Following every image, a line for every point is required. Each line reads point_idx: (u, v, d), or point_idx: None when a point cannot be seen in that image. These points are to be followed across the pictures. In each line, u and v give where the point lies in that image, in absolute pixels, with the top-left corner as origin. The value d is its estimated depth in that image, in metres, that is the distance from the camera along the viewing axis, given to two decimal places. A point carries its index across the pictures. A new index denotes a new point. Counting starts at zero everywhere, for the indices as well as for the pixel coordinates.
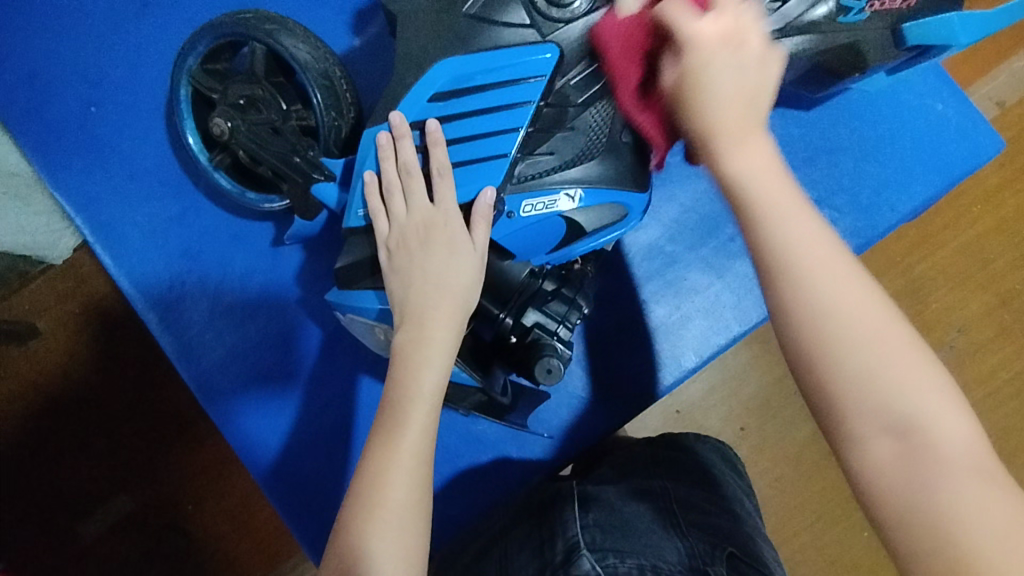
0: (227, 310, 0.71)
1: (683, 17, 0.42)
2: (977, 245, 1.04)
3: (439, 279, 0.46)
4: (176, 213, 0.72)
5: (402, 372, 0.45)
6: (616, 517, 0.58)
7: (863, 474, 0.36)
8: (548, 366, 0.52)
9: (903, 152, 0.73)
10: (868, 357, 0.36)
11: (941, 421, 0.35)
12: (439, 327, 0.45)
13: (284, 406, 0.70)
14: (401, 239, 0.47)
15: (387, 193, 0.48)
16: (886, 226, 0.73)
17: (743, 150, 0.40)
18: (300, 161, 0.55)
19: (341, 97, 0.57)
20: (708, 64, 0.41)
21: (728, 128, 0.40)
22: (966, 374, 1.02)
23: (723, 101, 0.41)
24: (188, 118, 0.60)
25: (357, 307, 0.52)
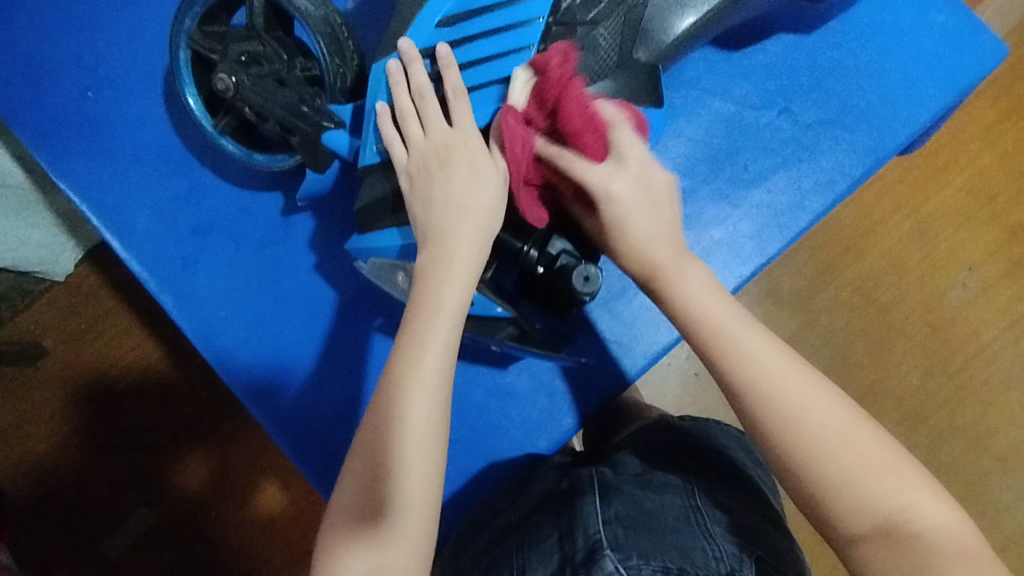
0: (241, 286, 0.70)
1: (588, 169, 0.47)
2: (981, 181, 1.04)
3: (459, 199, 0.46)
4: (183, 191, 0.71)
5: (424, 289, 0.45)
6: (639, 509, 0.57)
7: (855, 562, 0.45)
8: (586, 272, 0.52)
9: (910, 66, 0.73)
10: (840, 465, 0.45)
11: (913, 506, 0.44)
12: (461, 245, 0.45)
13: (305, 380, 0.70)
14: (419, 164, 0.47)
15: (400, 121, 0.48)
16: (896, 142, 0.72)
17: (692, 286, 0.49)
18: (309, 109, 0.54)
19: (344, 44, 0.56)
20: (625, 214, 0.49)
21: (669, 266, 0.49)
22: (979, 312, 1.03)
23: (648, 242, 0.49)
24: (189, 81, 0.59)
25: (380, 247, 0.52)
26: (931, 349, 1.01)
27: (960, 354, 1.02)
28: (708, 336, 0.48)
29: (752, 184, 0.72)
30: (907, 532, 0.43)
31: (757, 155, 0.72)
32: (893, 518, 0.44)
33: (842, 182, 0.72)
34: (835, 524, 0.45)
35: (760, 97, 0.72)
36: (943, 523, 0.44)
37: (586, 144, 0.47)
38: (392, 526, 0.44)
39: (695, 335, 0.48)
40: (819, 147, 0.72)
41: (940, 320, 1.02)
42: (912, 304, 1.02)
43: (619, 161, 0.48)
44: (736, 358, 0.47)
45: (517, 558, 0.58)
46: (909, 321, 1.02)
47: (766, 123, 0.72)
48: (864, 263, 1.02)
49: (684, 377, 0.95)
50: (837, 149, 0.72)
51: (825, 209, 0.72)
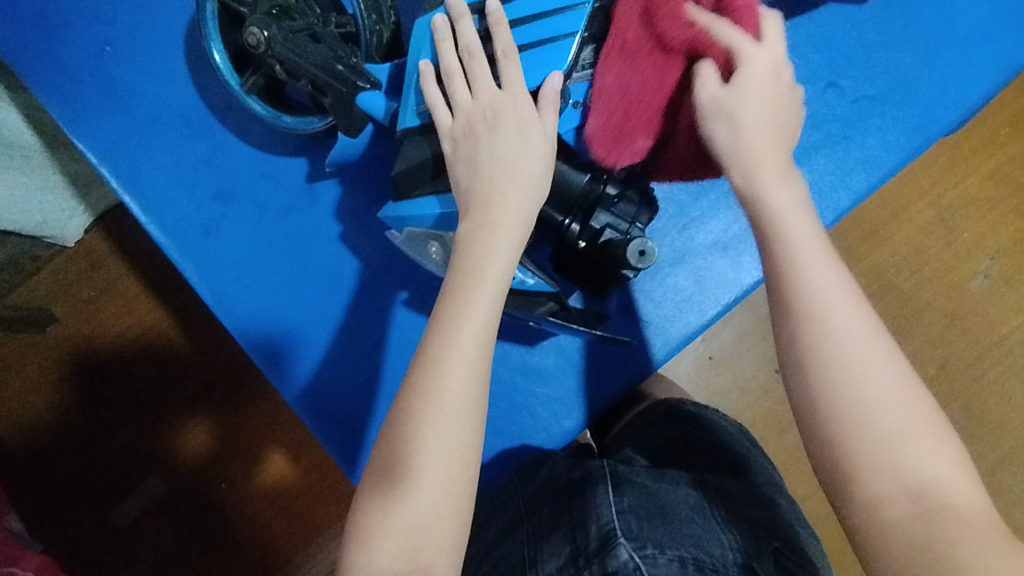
0: (263, 255, 0.68)
1: (730, 34, 0.45)
2: (1011, 167, 1.01)
3: (507, 165, 0.43)
4: (204, 154, 0.68)
5: (467, 259, 0.43)
6: (654, 501, 0.57)
7: (866, 521, 0.39)
8: (641, 246, 0.48)
9: (963, 42, 0.70)
10: (881, 409, 0.40)
11: (951, 481, 0.39)
12: (507, 213, 0.43)
13: (327, 353, 0.68)
14: (465, 127, 0.44)
15: (447, 80, 0.45)
16: (948, 121, 0.70)
17: (782, 200, 0.45)
18: (343, 67, 0.52)
19: (380, 1, 0.54)
20: (754, 86, 0.45)
21: (766, 167, 0.45)
22: (1001, 302, 1.01)
23: (759, 130, 0.45)
24: (215, 36, 0.56)
25: (416, 215, 0.49)
26: (950, 339, 1.00)
27: (980, 345, 1.00)
28: (776, 244, 0.44)
29: (796, 161, 0.69)
30: (944, 513, 0.38)
31: (800, 132, 0.69)
32: (929, 493, 0.38)
33: (887, 162, 0.70)
34: (860, 482, 0.40)
35: (805, 71, 0.69)
36: (980, 512, 0.39)
37: (741, 17, 0.45)
38: (421, 506, 0.42)
39: (767, 242, 0.45)
40: (866, 125, 0.70)
41: (962, 309, 1.00)
42: (936, 292, 1.00)
43: (769, 44, 0.46)
44: (799, 281, 0.43)
45: (529, 549, 0.57)
46: (930, 310, 1.00)
47: (812, 97, 0.69)
48: (888, 249, 1.00)
49: (700, 362, 0.93)
50: (882, 128, 0.70)
51: (869, 190, 0.70)
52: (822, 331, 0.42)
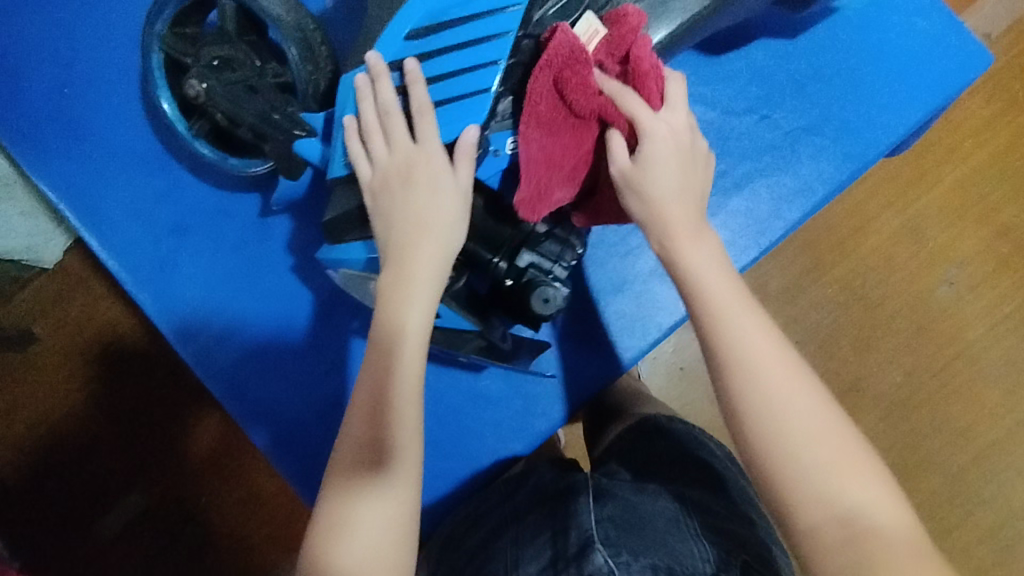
0: (219, 287, 0.71)
1: (634, 105, 0.48)
2: (972, 179, 1.04)
3: (421, 219, 0.46)
4: (160, 191, 0.70)
5: (385, 306, 0.46)
6: (632, 512, 0.58)
7: (809, 551, 0.44)
8: (545, 296, 0.52)
9: (894, 73, 0.72)
10: (803, 443, 0.45)
11: (872, 504, 0.44)
12: (423, 264, 0.46)
13: (286, 380, 0.70)
14: (382, 182, 0.47)
15: (366, 137, 0.48)
16: (879, 149, 0.71)
17: (699, 257, 0.50)
18: (280, 116, 0.54)
19: (316, 50, 0.55)
20: (660, 155, 0.49)
21: (682, 230, 0.50)
22: (967, 310, 1.03)
23: (670, 198, 0.50)
24: (162, 85, 0.59)
25: (346, 259, 0.52)
26: (917, 347, 1.02)
27: (947, 352, 1.03)
28: (695, 297, 0.49)
29: (732, 190, 0.72)
30: (866, 535, 0.42)
31: (735, 162, 0.72)
32: (855, 516, 0.43)
33: (820, 189, 0.72)
34: (796, 515, 0.44)
35: (738, 101, 0.72)
36: (903, 526, 0.43)
37: (644, 85, 0.49)
38: (361, 549, 0.43)
39: (688, 294, 0.49)
40: (799, 154, 0.72)
41: (929, 317, 1.03)
42: (901, 302, 1.03)
43: (671, 109, 0.50)
44: (720, 326, 0.48)
45: (512, 551, 0.59)
46: (896, 318, 1.03)
47: (746, 128, 0.72)
48: (854, 260, 1.03)
49: (670, 372, 0.96)
50: (815, 157, 0.72)
51: (805, 217, 0.72)
52: (750, 379, 0.46)
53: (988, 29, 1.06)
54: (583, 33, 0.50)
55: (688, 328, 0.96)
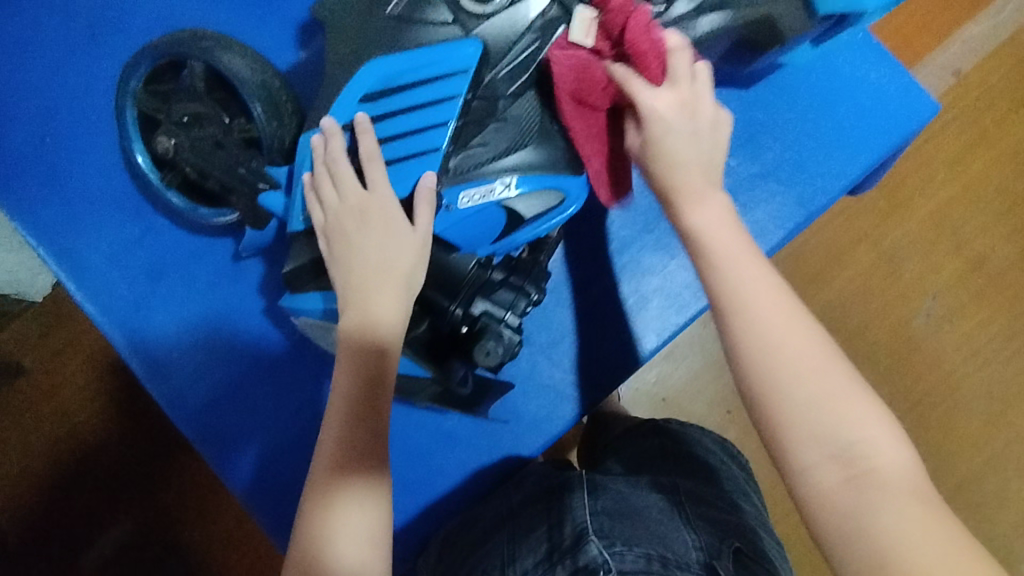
0: (195, 327, 0.72)
1: (641, 91, 0.51)
2: (944, 212, 1.07)
3: (380, 261, 0.50)
4: (137, 235, 0.73)
5: (351, 340, 0.49)
6: (625, 504, 0.61)
7: (806, 492, 0.45)
8: (486, 349, 0.54)
9: (844, 121, 0.75)
10: (802, 386, 0.45)
11: (874, 443, 0.44)
12: (385, 300, 0.49)
13: (258, 418, 0.72)
14: (338, 228, 0.50)
15: (322, 189, 0.51)
16: (830, 194, 0.74)
17: (706, 211, 0.51)
18: (245, 171, 0.56)
19: (281, 107, 0.58)
20: (666, 133, 0.51)
21: (688, 190, 0.51)
22: (943, 340, 1.05)
23: (679, 164, 0.51)
24: (136, 138, 0.61)
25: (303, 309, 0.54)
26: (898, 377, 1.04)
27: (924, 383, 1.04)
28: (698, 248, 0.51)
29: None
30: (866, 476, 0.43)
31: None
32: (856, 457, 0.44)
33: (777, 232, 0.74)
34: (794, 455, 0.45)
35: None
36: (902, 468, 0.44)
37: (648, 62, 0.51)
38: (337, 541, 0.46)
39: (693, 249, 0.51)
40: (755, 199, 0.74)
41: (908, 346, 1.04)
42: (884, 331, 1.05)
43: (674, 83, 0.51)
44: (722, 274, 0.49)
45: (508, 548, 0.61)
46: (873, 347, 1.04)
47: None
48: (831, 291, 1.04)
49: (653, 403, 0.99)
50: (771, 201, 0.74)
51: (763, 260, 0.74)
52: (748, 327, 0.47)
53: (957, 67, 1.08)
54: (578, 28, 0.52)
55: (667, 359, 0.99)
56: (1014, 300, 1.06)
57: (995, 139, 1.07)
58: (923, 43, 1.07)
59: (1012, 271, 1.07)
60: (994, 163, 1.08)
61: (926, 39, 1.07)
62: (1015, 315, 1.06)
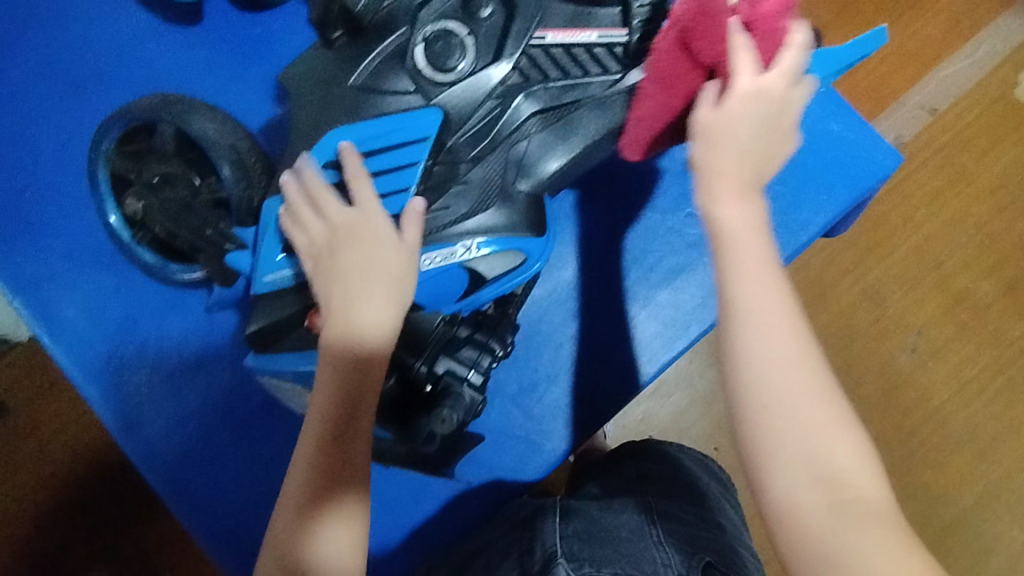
0: (165, 379, 0.72)
1: (744, 59, 0.47)
2: (926, 248, 1.01)
3: (370, 269, 0.47)
4: (112, 287, 0.73)
5: (338, 347, 0.47)
6: (597, 527, 0.60)
7: (784, 513, 0.41)
8: (441, 417, 0.55)
9: (809, 173, 0.76)
10: (799, 404, 0.41)
11: (860, 474, 0.41)
12: (373, 308, 0.47)
13: (229, 470, 0.71)
14: (326, 244, 0.49)
15: (304, 209, 0.50)
16: (794, 246, 0.75)
17: (735, 206, 0.45)
18: (212, 232, 0.57)
19: (250, 168, 0.59)
20: (749, 116, 0.46)
21: (736, 182, 0.46)
22: (932, 375, 0.99)
23: (745, 153, 0.46)
24: (109, 198, 0.63)
25: (278, 368, 0.54)
26: (885, 415, 0.98)
27: (913, 420, 0.98)
28: (717, 239, 0.45)
29: (661, 284, 0.75)
30: (855, 507, 0.40)
31: (662, 256, 0.75)
32: (843, 484, 0.40)
33: None
34: (778, 475, 0.41)
35: (662, 202, 0.76)
36: (882, 501, 0.41)
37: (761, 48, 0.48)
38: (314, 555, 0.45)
39: (714, 242, 0.46)
40: None
41: (895, 383, 0.98)
42: (867, 367, 0.99)
43: (784, 74, 0.47)
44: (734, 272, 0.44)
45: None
46: (862, 384, 0.99)
47: (671, 225, 0.76)
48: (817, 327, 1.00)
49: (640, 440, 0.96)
50: None
51: None
52: (752, 332, 0.43)
53: (934, 104, 1.04)
54: None
55: (655, 396, 0.97)
56: (1004, 335, 1.00)
57: (973, 176, 1.02)
58: (904, 77, 1.04)
59: (997, 306, 1.00)
60: (980, 194, 1.02)
61: (907, 72, 1.04)
62: (1008, 351, 0.99)
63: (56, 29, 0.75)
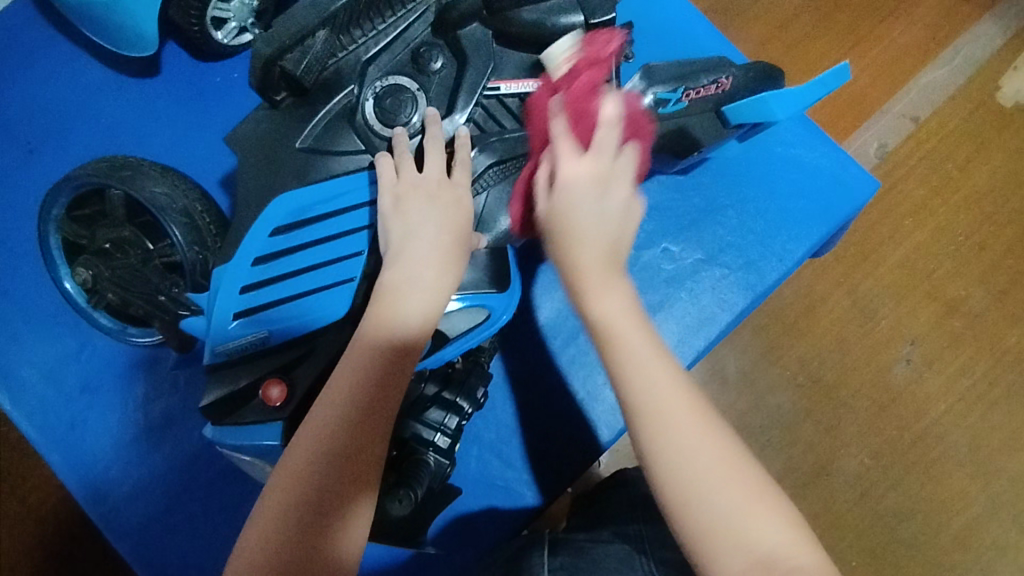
0: (131, 439, 0.70)
1: (560, 141, 0.46)
2: (919, 257, 0.99)
3: (444, 231, 0.47)
4: (73, 349, 0.71)
5: (389, 304, 0.45)
6: (584, 557, 0.58)
7: None
8: (396, 498, 0.53)
9: (784, 202, 0.75)
10: (711, 490, 0.39)
11: (789, 543, 0.39)
12: (436, 269, 0.46)
13: (200, 527, 0.69)
14: (409, 195, 0.48)
15: (400, 156, 0.49)
16: (772, 278, 0.73)
17: (611, 299, 0.43)
18: (165, 298, 0.57)
19: (204, 231, 0.57)
20: (571, 203, 0.44)
21: (594, 274, 0.43)
22: (927, 388, 0.96)
23: (590, 240, 0.43)
24: (62, 264, 0.63)
25: (245, 442, 0.50)
26: (882, 429, 0.95)
27: (911, 434, 0.95)
28: (602, 339, 0.42)
29: None
30: None
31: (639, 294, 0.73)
32: (778, 562, 0.38)
33: (723, 317, 0.73)
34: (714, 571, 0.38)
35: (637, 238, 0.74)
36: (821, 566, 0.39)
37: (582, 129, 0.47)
38: None
39: (599, 342, 0.43)
40: (700, 283, 0.73)
41: (890, 398, 0.95)
42: (861, 381, 0.96)
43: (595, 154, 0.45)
44: (630, 371, 0.41)
45: None
46: (855, 400, 0.95)
47: (647, 262, 0.74)
48: (809, 342, 0.96)
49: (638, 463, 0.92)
50: (717, 286, 0.73)
51: (712, 344, 0.73)
52: (654, 427, 0.40)
53: (915, 113, 1.02)
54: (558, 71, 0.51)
55: None
56: (1000, 343, 0.97)
57: (957, 183, 1.01)
58: (883, 88, 1.02)
59: (990, 314, 0.98)
60: (967, 202, 1.01)
61: (887, 82, 1.02)
62: (1005, 360, 0.97)
63: (10, 86, 0.73)
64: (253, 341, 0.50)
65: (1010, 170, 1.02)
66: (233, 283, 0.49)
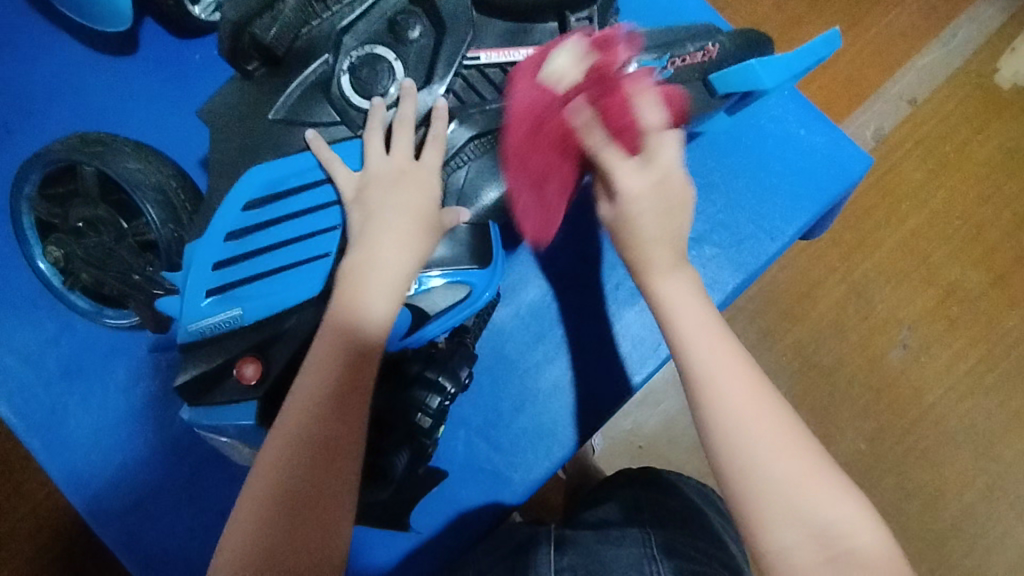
0: (112, 424, 0.69)
1: (610, 159, 0.49)
2: (917, 240, 0.97)
3: (408, 216, 0.47)
4: (52, 333, 0.70)
5: (351, 289, 0.45)
6: (594, 558, 0.56)
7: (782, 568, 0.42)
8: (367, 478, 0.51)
9: (776, 179, 0.73)
10: (768, 461, 0.43)
11: (847, 521, 0.42)
12: (400, 255, 0.46)
13: (184, 514, 0.68)
14: (376, 179, 0.48)
15: (370, 138, 0.49)
16: (765, 256, 0.72)
17: (675, 289, 0.49)
18: (139, 278, 0.56)
19: (179, 209, 0.56)
20: (640, 209, 0.49)
21: (659, 264, 0.50)
22: (924, 372, 0.95)
23: (653, 240, 0.50)
24: (35, 245, 0.62)
25: (223, 422, 0.49)
26: (879, 414, 0.94)
27: (908, 419, 0.94)
28: (667, 323, 0.49)
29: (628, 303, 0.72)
30: (848, 557, 0.41)
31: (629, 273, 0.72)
32: (833, 537, 0.41)
33: (716, 295, 0.71)
34: (765, 536, 0.42)
35: None
36: (877, 545, 0.42)
37: (624, 134, 0.49)
38: None
39: (664, 324, 0.49)
40: (692, 262, 0.72)
41: (888, 382, 0.94)
42: (857, 366, 0.95)
43: (648, 159, 0.49)
44: (691, 351, 0.47)
45: None
46: (851, 385, 0.94)
47: None
48: (804, 327, 0.95)
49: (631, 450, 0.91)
50: (709, 264, 0.72)
51: None
52: (715, 401, 0.45)
53: (913, 94, 1.01)
54: (563, 70, 0.49)
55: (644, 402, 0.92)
56: (998, 327, 0.96)
57: (956, 166, 0.99)
58: (880, 68, 1.01)
59: (988, 298, 0.97)
60: (965, 184, 0.99)
61: (884, 63, 1.01)
62: (1003, 344, 0.95)
63: None
64: (227, 319, 0.48)
65: (1009, 152, 1.00)
66: (206, 258, 0.48)
